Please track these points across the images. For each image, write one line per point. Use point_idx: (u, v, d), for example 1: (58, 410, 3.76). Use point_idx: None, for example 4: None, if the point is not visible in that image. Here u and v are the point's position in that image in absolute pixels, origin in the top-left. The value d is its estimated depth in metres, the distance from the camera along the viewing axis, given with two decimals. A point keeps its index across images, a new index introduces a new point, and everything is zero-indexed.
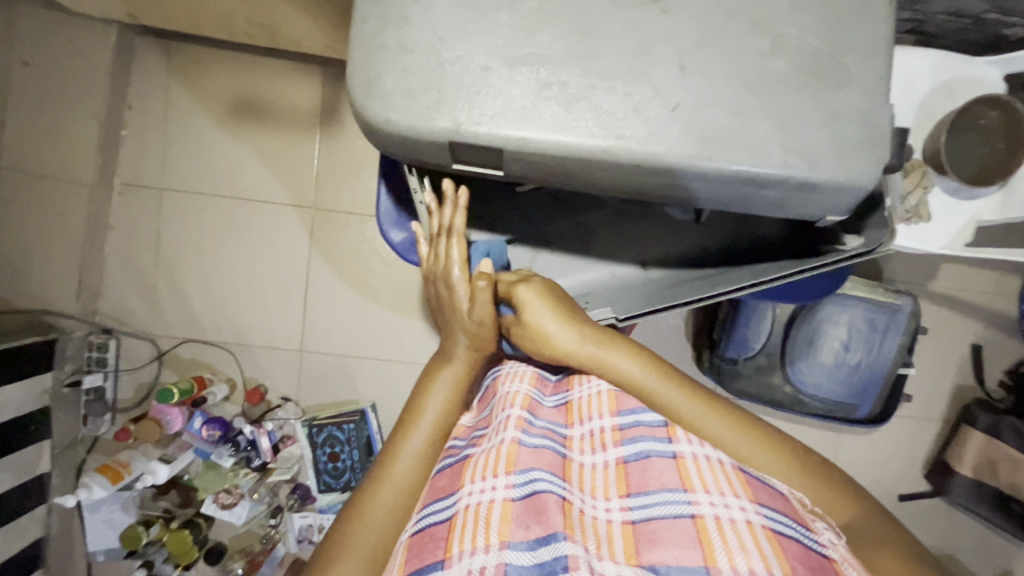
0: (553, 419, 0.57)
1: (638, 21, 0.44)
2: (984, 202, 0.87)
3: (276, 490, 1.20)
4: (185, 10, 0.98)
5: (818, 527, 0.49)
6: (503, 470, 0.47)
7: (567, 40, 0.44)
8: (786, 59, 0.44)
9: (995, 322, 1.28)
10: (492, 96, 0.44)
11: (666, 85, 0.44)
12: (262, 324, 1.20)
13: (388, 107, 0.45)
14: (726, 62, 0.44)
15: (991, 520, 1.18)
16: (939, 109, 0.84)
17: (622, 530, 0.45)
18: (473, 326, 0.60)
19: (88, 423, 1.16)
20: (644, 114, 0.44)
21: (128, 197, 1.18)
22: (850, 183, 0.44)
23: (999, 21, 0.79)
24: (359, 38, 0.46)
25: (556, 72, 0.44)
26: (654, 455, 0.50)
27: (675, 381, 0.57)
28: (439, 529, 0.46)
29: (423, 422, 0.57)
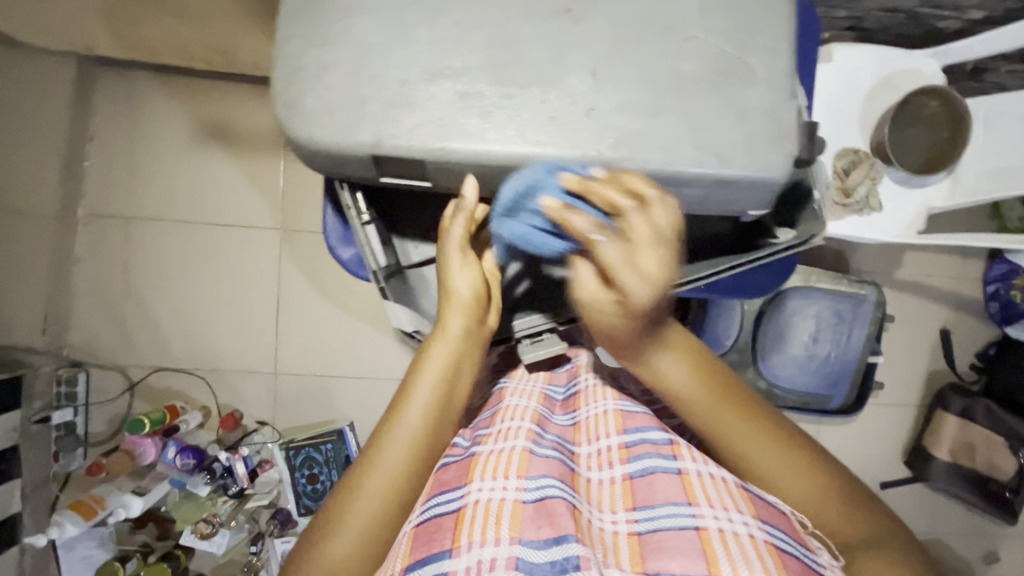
0: (561, 435, 0.60)
1: (553, 30, 0.46)
2: (935, 189, 0.89)
3: (256, 515, 1.18)
4: (145, 38, 0.98)
5: (820, 549, 0.48)
6: (514, 474, 0.50)
7: (482, 52, 0.45)
8: (694, 61, 0.45)
9: (961, 306, 1.30)
10: (412, 109, 0.45)
11: (580, 90, 0.45)
12: (234, 349, 1.19)
13: (311, 125, 0.46)
14: (639, 66, 0.45)
15: (971, 501, 1.20)
16: (882, 101, 0.87)
17: (627, 540, 0.46)
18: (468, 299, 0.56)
19: (60, 459, 1.14)
20: (562, 122, 0.45)
21: (94, 227, 1.17)
22: (763, 177, 0.45)
23: (930, 14, 0.82)
24: (281, 59, 0.47)
25: (473, 84, 0.45)
26: (659, 471, 0.51)
27: (742, 412, 0.52)
28: (446, 520, 0.48)
29: (411, 416, 0.52)
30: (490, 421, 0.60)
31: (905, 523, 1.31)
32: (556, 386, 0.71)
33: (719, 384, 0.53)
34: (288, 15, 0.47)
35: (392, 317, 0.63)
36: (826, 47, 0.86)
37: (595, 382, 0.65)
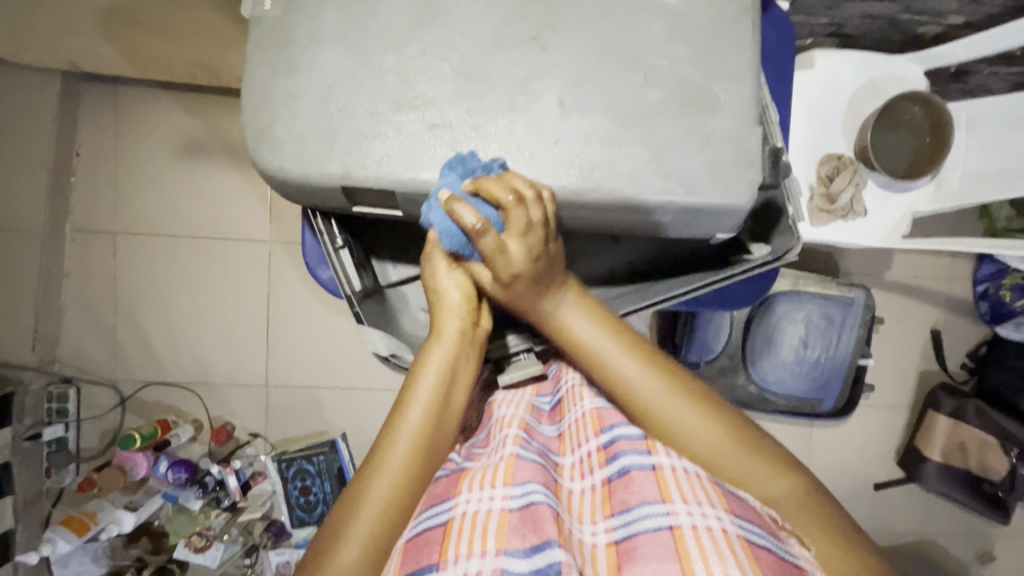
0: (547, 445, 0.59)
1: (520, 60, 0.48)
2: (920, 193, 0.90)
3: (250, 528, 1.17)
4: (126, 55, 0.98)
5: (790, 539, 0.47)
6: (500, 482, 0.49)
7: (450, 82, 0.48)
8: (658, 88, 0.48)
9: (952, 306, 1.30)
10: (382, 138, 0.48)
11: (547, 120, 0.48)
12: (225, 361, 1.19)
13: (281, 154, 0.49)
14: (604, 94, 0.48)
15: (965, 502, 1.20)
16: (864, 106, 0.87)
17: (606, 552, 0.46)
18: (459, 301, 0.57)
19: (52, 475, 1.13)
20: (527, 149, 0.48)
21: (81, 242, 1.17)
22: (729, 204, 0.48)
23: (909, 20, 0.82)
24: (252, 89, 0.50)
25: (441, 114, 0.48)
26: (635, 468, 0.49)
27: (663, 374, 0.52)
28: (434, 533, 0.47)
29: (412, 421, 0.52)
30: (486, 441, 0.61)
31: (899, 523, 1.32)
32: (543, 396, 0.69)
33: (637, 346, 0.53)
34: (261, 50, 0.51)
35: (367, 341, 0.62)
36: (808, 53, 0.86)
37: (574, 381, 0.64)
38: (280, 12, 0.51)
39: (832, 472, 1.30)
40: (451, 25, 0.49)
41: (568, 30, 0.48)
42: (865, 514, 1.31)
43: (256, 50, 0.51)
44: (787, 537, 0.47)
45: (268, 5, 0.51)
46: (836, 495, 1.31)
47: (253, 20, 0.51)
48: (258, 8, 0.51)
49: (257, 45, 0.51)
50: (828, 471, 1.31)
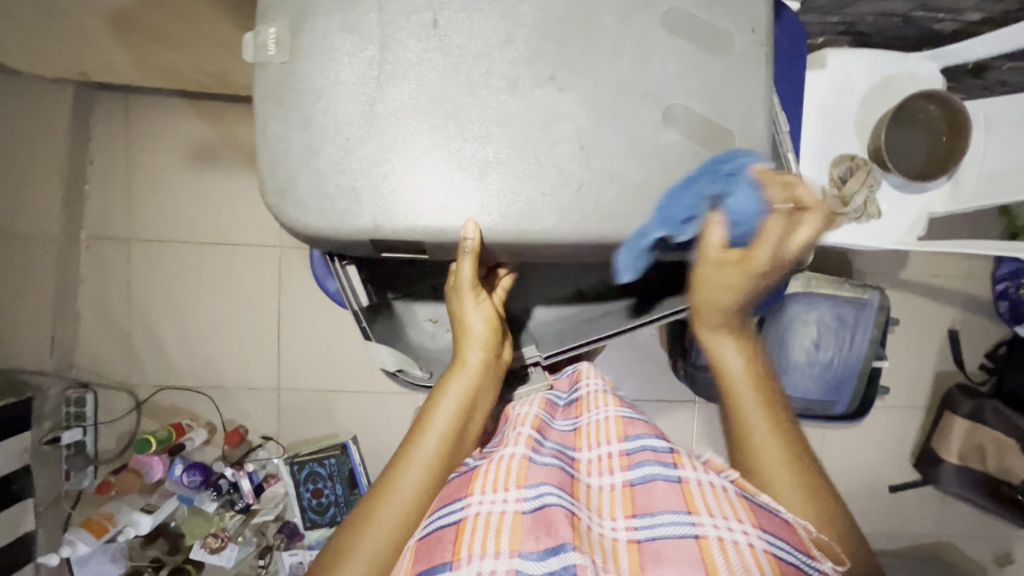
0: (562, 441, 0.59)
1: (539, 101, 0.49)
2: (936, 193, 0.88)
3: (263, 529, 1.19)
4: (135, 64, 0.99)
5: (823, 558, 0.47)
6: (514, 484, 0.48)
7: (463, 101, 0.49)
8: (676, 128, 0.50)
9: (969, 306, 1.28)
10: (406, 188, 0.48)
11: (570, 165, 0.49)
12: (237, 365, 1.20)
13: (303, 211, 0.49)
14: (622, 133, 0.49)
15: (983, 505, 1.18)
16: (879, 105, 0.85)
17: (627, 548, 0.45)
18: (482, 332, 0.61)
19: (71, 478, 1.17)
20: (552, 196, 0.48)
21: (96, 249, 1.19)
22: (743, 237, 0.51)
23: (924, 17, 0.80)
24: (265, 143, 0.49)
25: (460, 143, 0.49)
26: (659, 479, 0.49)
27: (772, 414, 0.57)
28: (447, 532, 0.47)
29: (426, 447, 0.54)
30: (496, 443, 0.60)
31: (915, 525, 1.30)
32: (558, 393, 0.70)
33: (768, 391, 0.59)
34: (267, 98, 0.49)
35: (375, 357, 0.65)
36: (821, 52, 0.84)
37: (598, 387, 0.65)
38: (284, 59, 0.49)
39: (846, 474, 1.29)
40: (467, 69, 0.49)
41: (583, 69, 0.49)
42: (879, 518, 1.30)
43: (264, 99, 0.49)
44: (822, 556, 0.47)
45: (272, 51, 0.49)
46: (849, 497, 1.29)
47: (256, 66, 0.49)
48: (262, 54, 0.49)
49: (263, 94, 0.49)
50: (842, 473, 1.29)
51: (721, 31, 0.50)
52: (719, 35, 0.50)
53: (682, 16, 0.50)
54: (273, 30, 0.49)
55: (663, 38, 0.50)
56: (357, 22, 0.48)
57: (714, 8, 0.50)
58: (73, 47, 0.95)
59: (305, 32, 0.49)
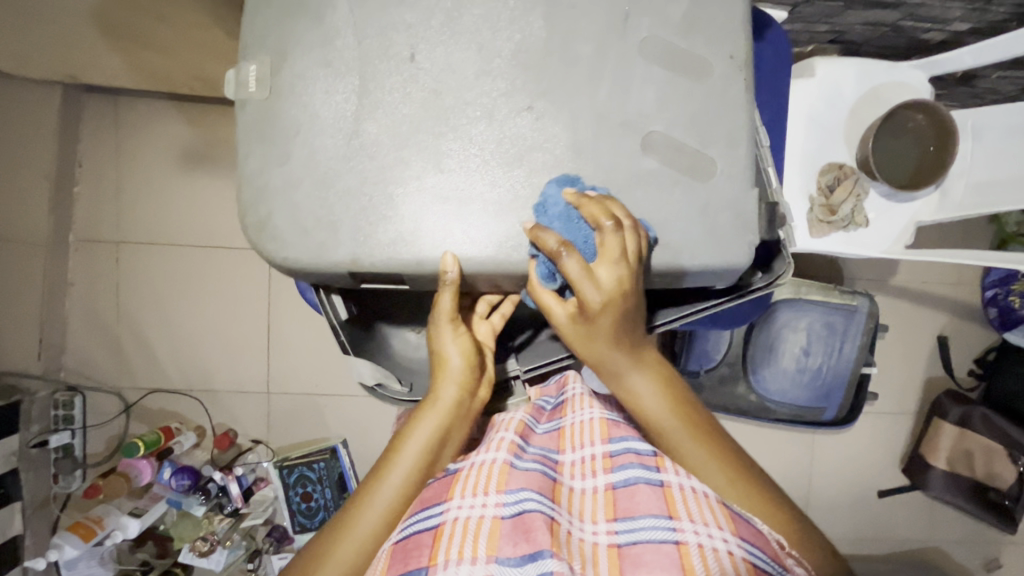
0: (545, 445, 0.59)
1: (520, 116, 0.48)
2: (923, 202, 0.88)
3: (253, 533, 1.18)
4: (125, 68, 0.99)
5: (794, 567, 0.47)
6: (493, 489, 0.49)
7: (444, 132, 0.48)
8: (655, 154, 0.49)
9: (959, 312, 1.28)
10: (382, 219, 0.48)
11: (549, 192, 0.48)
12: (227, 369, 1.20)
13: (284, 245, 0.49)
14: (602, 165, 0.48)
15: (972, 511, 1.18)
16: (867, 115, 0.85)
17: (607, 552, 0.46)
18: (459, 366, 0.56)
19: (59, 480, 1.16)
20: (531, 228, 0.48)
21: (85, 252, 1.18)
22: (727, 266, 0.49)
23: (913, 27, 0.80)
24: (248, 178, 0.50)
25: (444, 178, 0.48)
26: (642, 482, 0.49)
27: (699, 432, 0.53)
28: (424, 536, 0.47)
29: (389, 483, 0.53)
30: (478, 443, 0.61)
31: (903, 530, 1.30)
32: (546, 398, 0.70)
33: (685, 402, 0.54)
34: (248, 134, 0.50)
35: (355, 372, 0.69)
36: (809, 60, 0.84)
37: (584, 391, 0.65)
38: (265, 95, 0.50)
39: (835, 479, 1.29)
40: (444, 108, 0.48)
41: (561, 98, 0.48)
42: (869, 523, 1.30)
43: (245, 135, 0.50)
44: (791, 561, 0.48)
45: (253, 88, 0.50)
46: (838, 502, 1.30)
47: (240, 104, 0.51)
48: (242, 90, 0.50)
49: (245, 129, 0.50)
50: (831, 478, 1.30)
51: (698, 59, 0.49)
52: (697, 64, 0.49)
53: (659, 43, 0.49)
54: (254, 68, 0.50)
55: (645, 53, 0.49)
56: (335, 58, 0.49)
57: (692, 35, 0.49)
58: (61, 50, 0.95)
59: (285, 70, 0.49)
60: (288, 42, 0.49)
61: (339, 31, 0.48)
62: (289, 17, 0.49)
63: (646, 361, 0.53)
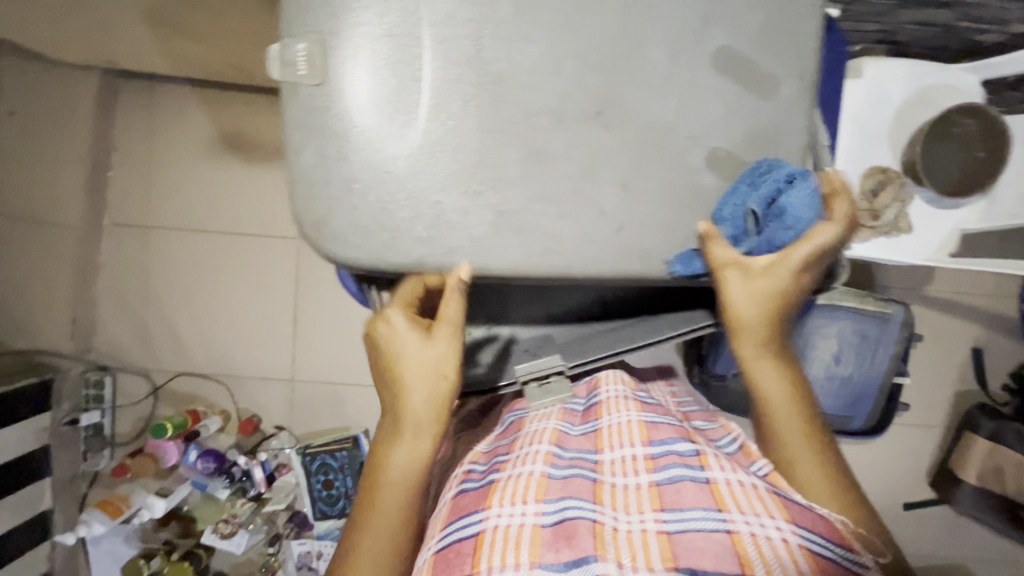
0: (582, 447, 0.56)
1: (577, 104, 0.46)
2: (969, 210, 0.86)
3: (273, 518, 1.20)
4: (161, 55, 1.00)
5: (861, 549, 0.47)
6: (532, 499, 0.49)
7: (502, 125, 0.45)
8: (718, 171, 0.50)
9: (995, 323, 1.24)
10: (443, 227, 0.45)
11: (610, 204, 0.47)
12: (252, 356, 1.21)
13: (348, 247, 0.46)
14: (654, 163, 0.48)
15: (1003, 529, 1.15)
16: (914, 118, 0.83)
17: (657, 539, 0.45)
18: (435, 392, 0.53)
19: (88, 458, 1.18)
20: (591, 234, 0.47)
21: (117, 237, 1.19)
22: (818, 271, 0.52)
23: (967, 28, 0.77)
24: (300, 175, 0.46)
25: (499, 181, 0.45)
26: (687, 479, 0.48)
27: (809, 424, 0.56)
28: (465, 544, 0.48)
29: (383, 518, 0.53)
30: (510, 447, 0.58)
31: (928, 544, 1.28)
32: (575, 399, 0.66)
33: (806, 402, 0.57)
34: (298, 125, 0.45)
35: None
36: (856, 60, 0.82)
37: (620, 393, 0.61)
38: (317, 81, 0.43)
39: None
40: (506, 99, 0.44)
41: (632, 109, 0.47)
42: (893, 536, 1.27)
43: (296, 126, 0.45)
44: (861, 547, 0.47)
45: (302, 70, 0.43)
46: None
47: (285, 86, 0.44)
48: (289, 72, 0.44)
49: (296, 120, 0.45)
50: None
51: (768, 78, 0.50)
52: (756, 76, 0.49)
53: (732, 56, 0.49)
54: (304, 46, 0.43)
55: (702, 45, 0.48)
56: (397, 46, 0.43)
57: (763, 53, 0.49)
58: (100, 37, 0.96)
59: (342, 55, 0.43)
60: (345, 22, 0.43)
61: (402, 13, 0.43)
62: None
63: (787, 358, 0.58)
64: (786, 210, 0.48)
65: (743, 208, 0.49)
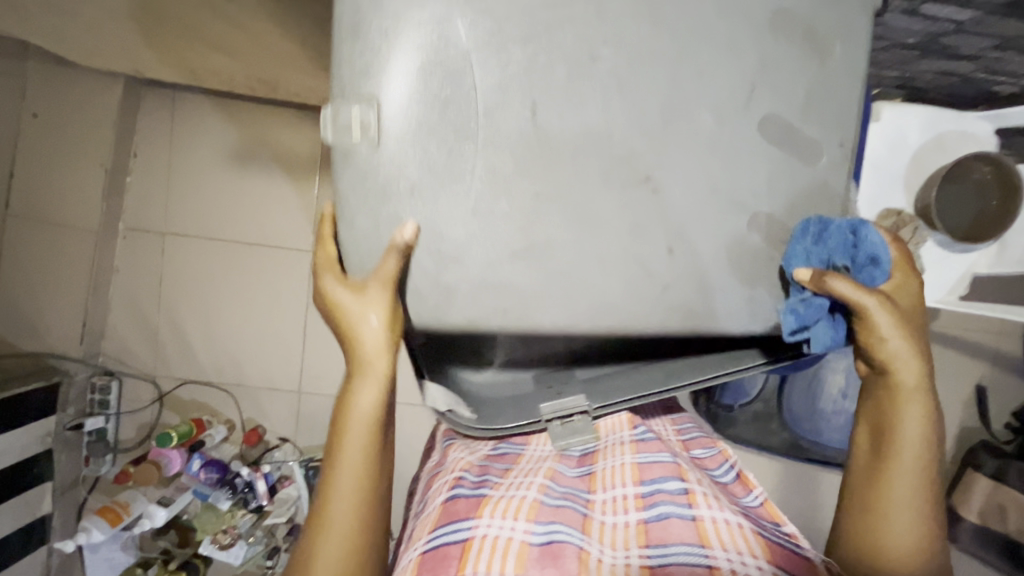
0: (575, 485, 0.57)
1: (613, 149, 0.47)
2: (981, 254, 0.87)
3: (273, 530, 1.17)
4: (188, 66, 1.02)
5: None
6: (523, 516, 0.50)
7: (539, 164, 0.46)
8: (760, 232, 0.50)
9: (999, 362, 1.26)
10: (490, 278, 0.47)
11: (646, 249, 0.48)
12: (260, 366, 1.22)
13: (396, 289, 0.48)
14: (685, 205, 0.48)
15: (1002, 568, 1.15)
16: (930, 162, 0.84)
17: (639, 572, 0.46)
18: (380, 337, 0.51)
19: (90, 464, 1.17)
20: (640, 295, 0.49)
21: (132, 242, 1.20)
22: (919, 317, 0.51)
23: (984, 79, 0.79)
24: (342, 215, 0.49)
25: (535, 219, 0.47)
26: (674, 516, 0.50)
27: (924, 482, 0.52)
28: (453, 548, 0.48)
29: (346, 473, 0.53)
30: (505, 472, 0.59)
31: None
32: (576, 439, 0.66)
33: (932, 460, 0.53)
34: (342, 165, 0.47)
35: (426, 397, 0.62)
36: (874, 104, 0.84)
37: (618, 439, 0.62)
38: (371, 143, 0.46)
39: None
40: (545, 140, 0.46)
41: (671, 156, 0.48)
42: None
43: (351, 193, 0.48)
44: None
45: (355, 133, 0.45)
46: None
47: (338, 149, 0.47)
48: (343, 137, 0.46)
49: (350, 185, 0.48)
50: None
51: (804, 129, 0.50)
52: (789, 124, 0.50)
53: (774, 122, 0.49)
54: (357, 108, 0.45)
55: (739, 90, 0.48)
56: (453, 111, 0.45)
57: (809, 120, 0.50)
58: (128, 46, 0.97)
59: (398, 122, 0.45)
60: (400, 90, 0.45)
61: (459, 85, 0.45)
62: (401, 62, 0.45)
63: (935, 408, 0.53)
64: (879, 256, 0.48)
65: (833, 261, 0.49)
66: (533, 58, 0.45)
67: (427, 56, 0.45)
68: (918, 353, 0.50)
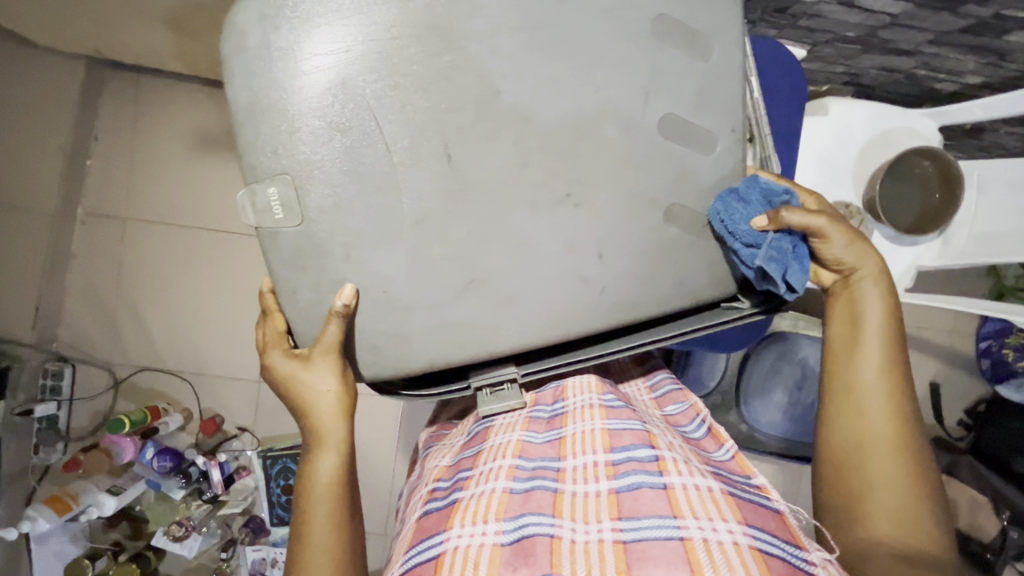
0: (544, 455, 0.55)
1: (542, 109, 0.47)
2: (926, 247, 0.88)
3: (228, 522, 1.18)
4: (150, 48, 1.01)
5: (811, 546, 0.47)
6: (493, 517, 0.49)
7: (467, 121, 0.46)
8: (676, 223, 0.50)
9: (953, 359, 1.28)
10: (427, 260, 0.48)
11: (577, 211, 0.48)
12: (220, 353, 1.20)
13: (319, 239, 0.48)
14: (616, 170, 0.48)
15: None
16: (879, 155, 0.86)
17: (613, 549, 0.45)
18: (333, 397, 0.53)
19: (39, 452, 1.14)
20: (581, 302, 0.49)
21: (93, 227, 1.18)
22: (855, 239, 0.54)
23: (927, 76, 0.83)
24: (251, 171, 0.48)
25: (464, 176, 0.47)
26: (645, 485, 0.49)
27: (891, 351, 0.55)
28: (426, 568, 0.48)
29: (317, 544, 0.53)
30: (474, 460, 0.57)
31: None
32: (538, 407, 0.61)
33: (893, 330, 0.55)
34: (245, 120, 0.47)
35: None
36: (823, 98, 0.86)
37: (587, 400, 0.57)
38: (296, 222, 0.48)
39: None
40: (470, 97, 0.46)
41: (603, 118, 0.47)
42: None
43: (284, 264, 0.49)
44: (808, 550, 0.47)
45: (277, 213, 0.47)
46: None
47: (263, 232, 0.48)
48: (266, 218, 0.47)
49: (284, 262, 0.49)
50: None
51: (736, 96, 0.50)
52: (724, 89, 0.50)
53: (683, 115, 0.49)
54: (273, 192, 0.47)
55: (673, 55, 0.48)
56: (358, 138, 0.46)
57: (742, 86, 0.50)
58: (89, 28, 0.96)
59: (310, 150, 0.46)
60: (308, 144, 0.47)
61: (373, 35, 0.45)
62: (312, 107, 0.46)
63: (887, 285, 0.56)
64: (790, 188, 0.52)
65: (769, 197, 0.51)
66: (467, 28, 0.45)
67: (323, 118, 0.46)
68: (872, 248, 0.55)
